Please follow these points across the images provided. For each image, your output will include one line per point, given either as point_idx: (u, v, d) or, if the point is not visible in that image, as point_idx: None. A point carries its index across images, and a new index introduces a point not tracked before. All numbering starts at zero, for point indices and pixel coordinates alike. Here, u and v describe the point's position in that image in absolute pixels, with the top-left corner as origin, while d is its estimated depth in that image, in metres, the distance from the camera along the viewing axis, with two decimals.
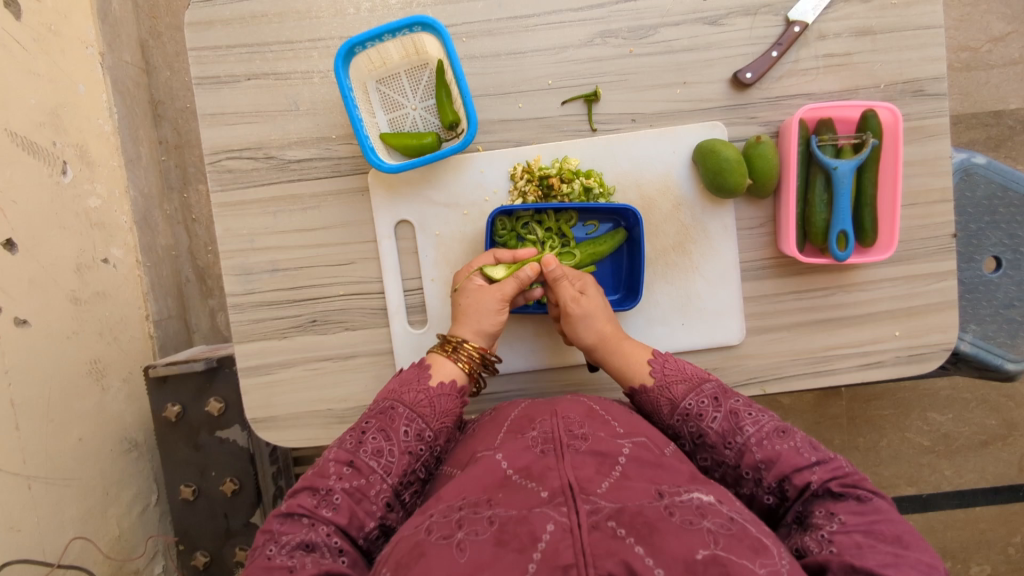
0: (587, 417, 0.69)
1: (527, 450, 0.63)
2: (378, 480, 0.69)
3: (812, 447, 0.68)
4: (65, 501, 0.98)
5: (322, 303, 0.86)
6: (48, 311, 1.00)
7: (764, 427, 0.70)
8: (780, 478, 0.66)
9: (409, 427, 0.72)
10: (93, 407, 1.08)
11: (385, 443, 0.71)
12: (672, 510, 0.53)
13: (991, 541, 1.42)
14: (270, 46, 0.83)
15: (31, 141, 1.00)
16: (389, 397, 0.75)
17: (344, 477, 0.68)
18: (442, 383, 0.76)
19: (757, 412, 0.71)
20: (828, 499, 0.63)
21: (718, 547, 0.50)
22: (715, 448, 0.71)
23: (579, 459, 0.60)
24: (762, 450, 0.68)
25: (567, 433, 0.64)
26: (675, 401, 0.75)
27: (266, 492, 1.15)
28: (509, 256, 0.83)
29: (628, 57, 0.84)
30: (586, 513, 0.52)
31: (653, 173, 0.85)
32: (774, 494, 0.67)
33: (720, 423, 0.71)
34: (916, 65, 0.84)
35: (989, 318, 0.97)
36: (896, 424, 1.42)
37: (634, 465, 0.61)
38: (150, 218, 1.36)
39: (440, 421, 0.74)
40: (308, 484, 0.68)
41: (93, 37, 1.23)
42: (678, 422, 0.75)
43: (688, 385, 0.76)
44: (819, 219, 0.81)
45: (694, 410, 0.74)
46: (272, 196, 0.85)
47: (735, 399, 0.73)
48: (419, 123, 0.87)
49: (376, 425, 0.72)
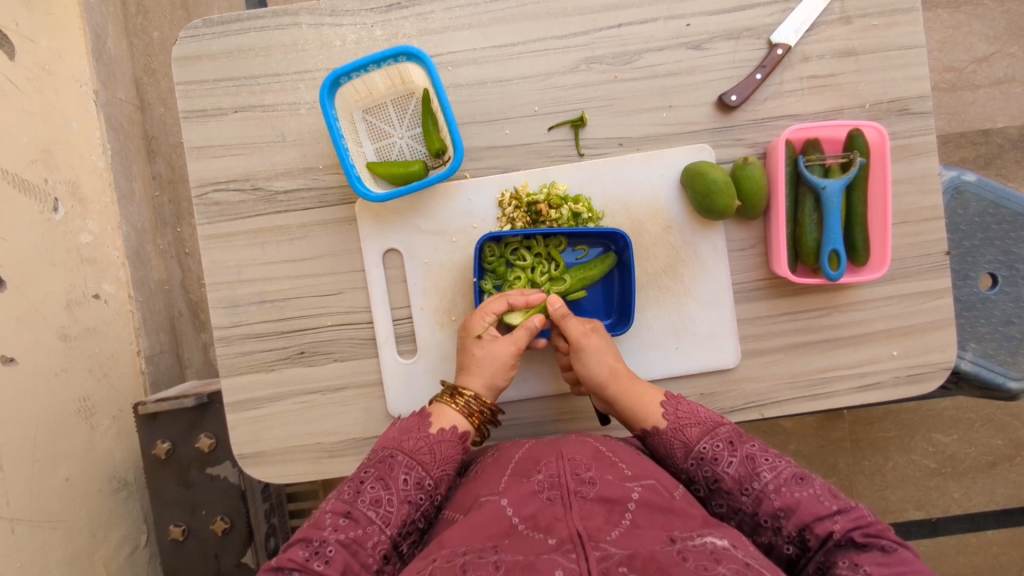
0: (594, 459, 0.67)
1: (533, 494, 0.62)
2: (375, 531, 0.67)
3: (832, 495, 0.66)
4: (51, 545, 0.95)
5: (310, 334, 0.85)
6: (37, 349, 0.99)
7: (781, 474, 0.68)
8: (800, 526, 0.64)
9: (409, 475, 0.71)
10: (81, 445, 1.06)
11: (383, 493, 0.69)
12: (686, 556, 0.53)
13: (1004, 565, 1.38)
14: (257, 79, 0.84)
15: (22, 178, 1.00)
16: (389, 444, 0.73)
17: (340, 528, 0.66)
18: (443, 430, 0.75)
19: (774, 458, 0.70)
20: (851, 549, 0.61)
21: None
22: (731, 494, 0.69)
23: (588, 506, 0.59)
24: (781, 497, 0.66)
25: (575, 477, 0.63)
26: (689, 444, 0.73)
27: (257, 531, 1.12)
28: (523, 301, 0.81)
29: (614, 82, 0.85)
30: (596, 560, 0.52)
31: (642, 196, 0.85)
32: (794, 543, 0.65)
33: (736, 469, 0.70)
34: (900, 85, 0.84)
35: (988, 336, 0.95)
36: (901, 445, 1.39)
37: (644, 511, 0.60)
38: (143, 253, 1.36)
39: (441, 468, 0.72)
40: (303, 536, 0.66)
41: (88, 76, 1.24)
42: (692, 466, 0.72)
43: (703, 428, 0.73)
44: (811, 239, 0.81)
45: (709, 454, 0.71)
46: (259, 227, 0.84)
47: (750, 443, 0.71)
48: (406, 151, 0.87)
49: (374, 474, 0.70)
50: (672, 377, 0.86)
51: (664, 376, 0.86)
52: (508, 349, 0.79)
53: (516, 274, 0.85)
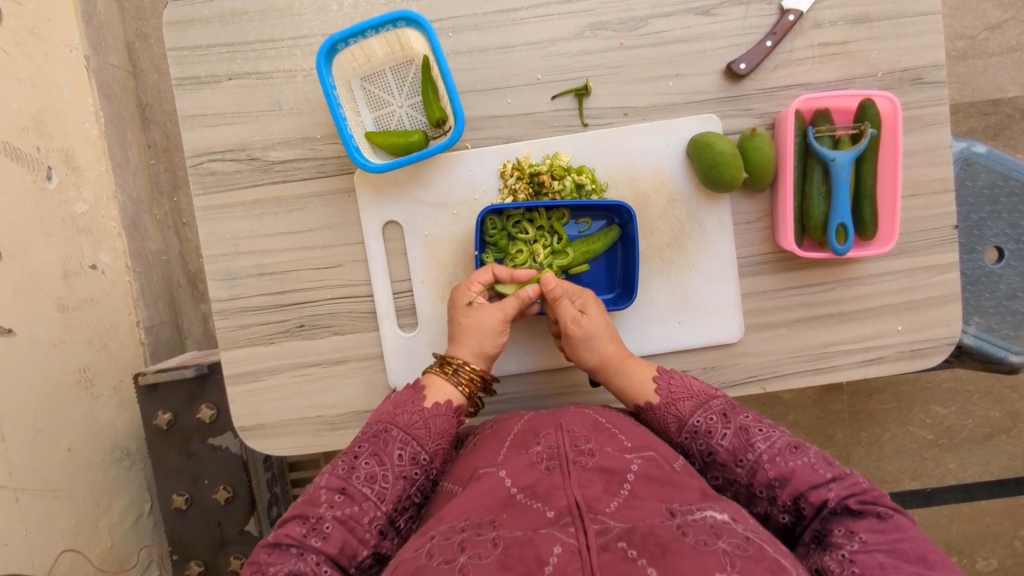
0: (593, 431, 0.67)
1: (531, 466, 0.62)
2: (371, 507, 0.67)
3: (827, 463, 0.66)
4: (55, 514, 0.96)
5: (310, 307, 0.84)
6: (34, 320, 0.98)
7: (776, 444, 0.68)
8: (795, 495, 0.64)
9: (403, 450, 0.71)
10: (83, 416, 1.06)
11: (378, 468, 0.69)
12: (685, 530, 0.52)
13: (997, 534, 1.40)
14: (251, 44, 0.81)
15: (14, 146, 0.98)
16: (382, 419, 0.73)
17: (336, 505, 0.66)
18: (437, 404, 0.74)
19: (768, 428, 0.69)
20: (846, 517, 0.61)
21: (734, 569, 0.48)
22: (726, 466, 0.69)
23: (586, 476, 0.59)
24: (775, 467, 0.66)
25: (573, 448, 0.63)
26: (683, 418, 0.73)
27: (260, 500, 1.13)
28: (508, 275, 0.80)
29: (619, 49, 0.82)
30: (594, 534, 0.51)
31: (646, 167, 0.83)
32: (790, 512, 0.65)
33: (730, 441, 0.70)
34: (914, 53, 0.82)
35: (992, 310, 0.95)
36: (899, 417, 1.40)
37: (643, 482, 0.60)
38: (140, 222, 1.34)
39: (436, 443, 0.72)
40: (298, 513, 0.66)
41: (78, 40, 1.21)
42: (687, 440, 0.72)
43: (696, 402, 0.73)
44: (818, 212, 0.79)
45: (702, 427, 0.71)
46: (256, 197, 0.83)
47: (744, 415, 0.71)
48: (406, 120, 0.84)
49: (369, 450, 0.70)
50: (674, 351, 0.85)
51: (666, 350, 0.85)
52: (495, 315, 0.78)
53: (518, 247, 0.84)
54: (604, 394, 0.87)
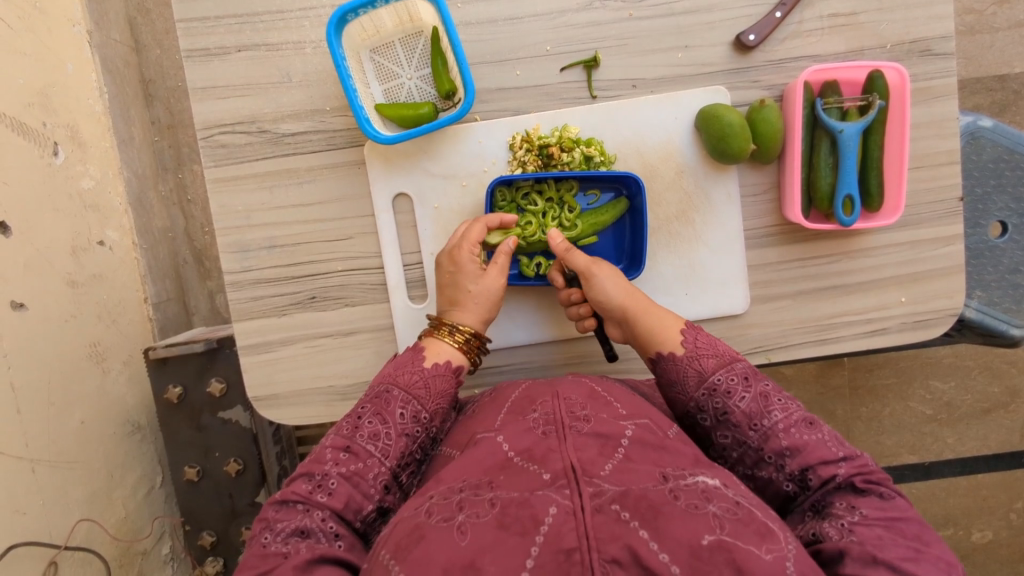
0: (589, 399, 0.69)
1: (529, 431, 0.64)
2: (375, 464, 0.68)
3: (838, 442, 0.66)
4: (70, 484, 0.98)
5: (321, 280, 0.85)
6: (45, 294, 0.99)
7: (793, 416, 0.68)
8: (804, 466, 0.65)
9: (404, 409, 0.72)
10: (94, 389, 1.08)
11: (381, 426, 0.70)
12: (677, 494, 0.54)
13: (992, 507, 1.43)
14: (260, 16, 0.81)
15: (20, 122, 0.98)
16: (384, 380, 0.74)
17: (340, 462, 0.68)
18: (437, 364, 0.76)
19: (786, 400, 0.69)
20: (849, 492, 0.63)
21: (723, 532, 0.50)
22: (739, 427, 0.69)
23: (582, 440, 0.60)
24: (789, 437, 0.66)
25: (569, 414, 0.65)
26: (704, 374, 0.72)
27: (270, 473, 1.14)
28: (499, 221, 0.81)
29: (628, 21, 0.82)
30: (589, 496, 0.52)
31: (655, 140, 0.83)
32: (795, 481, 0.65)
33: (748, 404, 0.69)
34: (923, 24, 0.82)
35: (995, 284, 0.95)
36: (899, 392, 1.42)
37: (636, 447, 0.61)
38: (145, 199, 1.34)
39: (436, 402, 0.74)
40: (304, 470, 0.67)
41: (81, 15, 1.20)
42: (703, 396, 0.71)
43: (719, 361, 0.73)
44: (825, 184, 0.80)
45: (722, 386, 0.71)
46: (268, 170, 0.83)
47: (764, 382, 0.71)
48: (415, 93, 0.84)
49: (371, 409, 0.72)
50: None
51: None
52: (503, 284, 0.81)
53: (528, 219, 0.84)
54: (610, 366, 0.88)
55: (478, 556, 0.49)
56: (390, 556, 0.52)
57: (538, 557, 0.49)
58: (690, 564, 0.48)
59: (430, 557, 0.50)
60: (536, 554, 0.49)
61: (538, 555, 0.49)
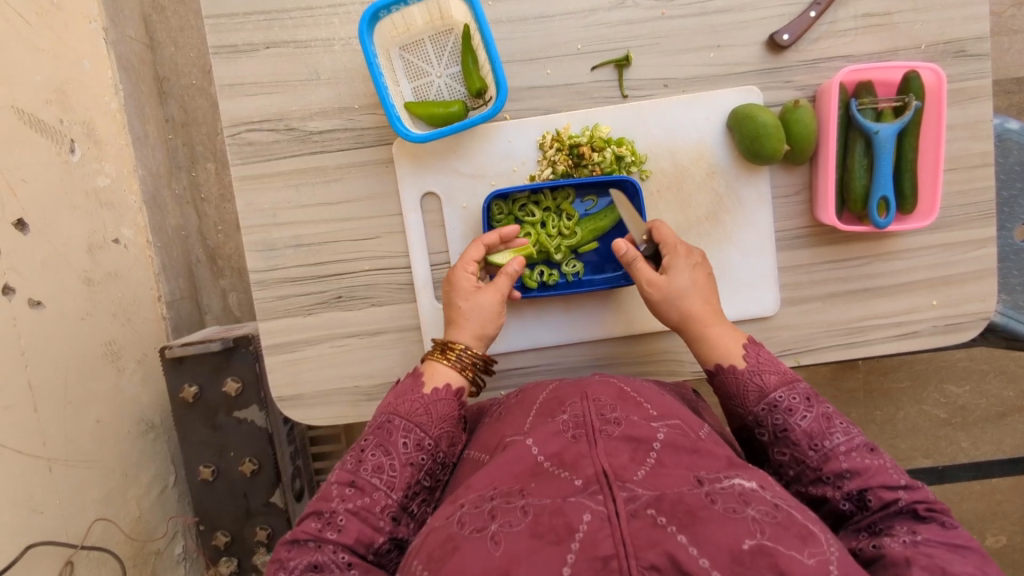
0: (618, 400, 0.67)
1: (558, 434, 0.62)
2: (382, 496, 0.66)
3: (900, 470, 0.64)
4: (87, 483, 0.97)
5: (347, 279, 0.84)
6: (62, 292, 0.98)
7: (854, 440, 0.66)
8: (863, 487, 0.63)
9: (407, 438, 0.70)
10: (110, 388, 1.07)
11: (385, 458, 0.68)
12: (714, 498, 0.52)
13: (1007, 511, 1.42)
14: (289, 12, 0.80)
15: (38, 118, 0.97)
16: (385, 410, 0.72)
17: (347, 498, 0.66)
18: (437, 388, 0.74)
19: (848, 424, 0.67)
20: (911, 519, 0.60)
21: (764, 536, 0.49)
22: (798, 446, 0.67)
23: (613, 445, 0.59)
24: (850, 460, 0.64)
25: (599, 417, 0.63)
26: (765, 390, 0.70)
27: (285, 474, 1.13)
28: (495, 238, 0.80)
29: (660, 20, 0.81)
30: (623, 501, 0.52)
31: (686, 140, 0.83)
32: (852, 501, 0.63)
33: (810, 423, 0.67)
34: (959, 24, 0.81)
35: (1020, 287, 0.94)
36: (914, 396, 1.41)
37: (669, 451, 0.60)
38: (159, 198, 1.34)
39: (439, 427, 0.72)
40: (313, 509, 0.66)
41: (97, 12, 1.20)
42: (763, 411, 0.69)
43: (782, 378, 0.71)
44: (859, 186, 0.79)
45: (784, 403, 0.69)
46: (294, 168, 0.82)
47: (827, 404, 0.69)
48: (444, 91, 0.83)
49: (374, 442, 0.69)
50: None
51: None
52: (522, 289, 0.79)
53: (526, 230, 0.84)
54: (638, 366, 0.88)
55: (512, 566, 0.48)
56: (424, 569, 0.52)
57: (574, 565, 0.48)
58: (731, 568, 0.47)
59: (464, 568, 0.49)
60: (572, 562, 0.48)
61: (574, 564, 0.48)
